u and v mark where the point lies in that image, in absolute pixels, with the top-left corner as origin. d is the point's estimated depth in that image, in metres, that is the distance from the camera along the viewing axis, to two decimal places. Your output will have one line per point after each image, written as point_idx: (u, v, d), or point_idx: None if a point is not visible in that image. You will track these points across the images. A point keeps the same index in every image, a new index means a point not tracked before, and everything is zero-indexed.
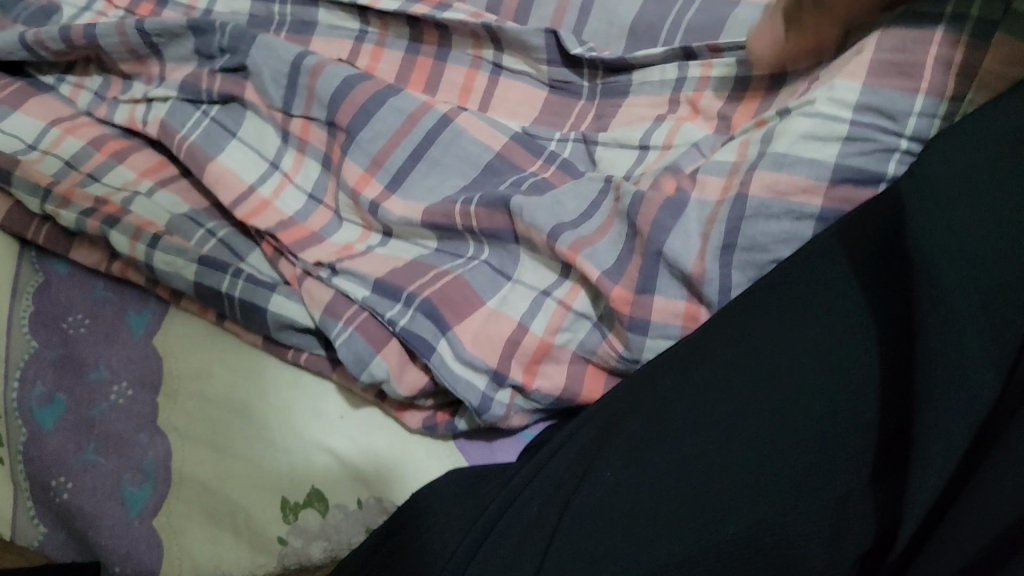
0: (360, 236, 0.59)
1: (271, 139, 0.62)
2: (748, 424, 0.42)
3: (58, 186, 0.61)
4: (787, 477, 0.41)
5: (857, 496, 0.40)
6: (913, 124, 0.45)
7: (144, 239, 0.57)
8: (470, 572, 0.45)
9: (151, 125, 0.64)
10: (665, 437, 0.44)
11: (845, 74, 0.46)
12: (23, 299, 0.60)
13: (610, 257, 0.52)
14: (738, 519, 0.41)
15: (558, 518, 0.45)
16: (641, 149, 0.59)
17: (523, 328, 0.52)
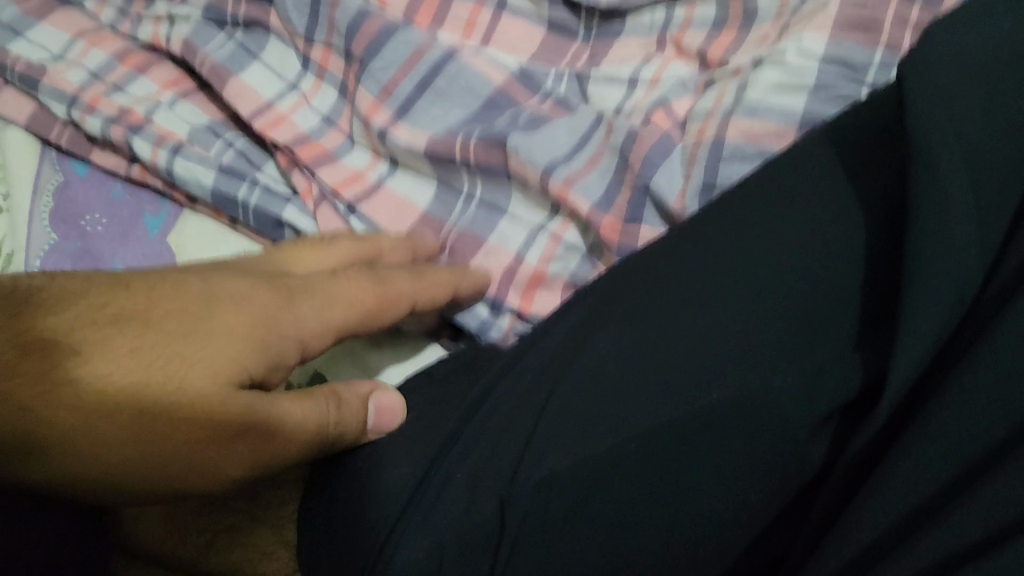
0: (370, 162, 0.52)
1: (292, 63, 0.55)
2: (720, 289, 0.35)
3: (83, 94, 0.56)
4: (762, 344, 0.33)
5: (839, 363, 0.32)
6: (875, 73, 0.42)
7: (167, 146, 0.53)
8: (442, 463, 0.37)
9: (174, 42, 0.57)
10: (648, 311, 0.36)
11: (813, 27, 0.43)
12: (46, 196, 0.55)
13: (605, 191, 0.46)
14: (718, 389, 0.33)
15: (546, 397, 0.36)
16: (630, 85, 0.50)
17: (517, 260, 0.47)
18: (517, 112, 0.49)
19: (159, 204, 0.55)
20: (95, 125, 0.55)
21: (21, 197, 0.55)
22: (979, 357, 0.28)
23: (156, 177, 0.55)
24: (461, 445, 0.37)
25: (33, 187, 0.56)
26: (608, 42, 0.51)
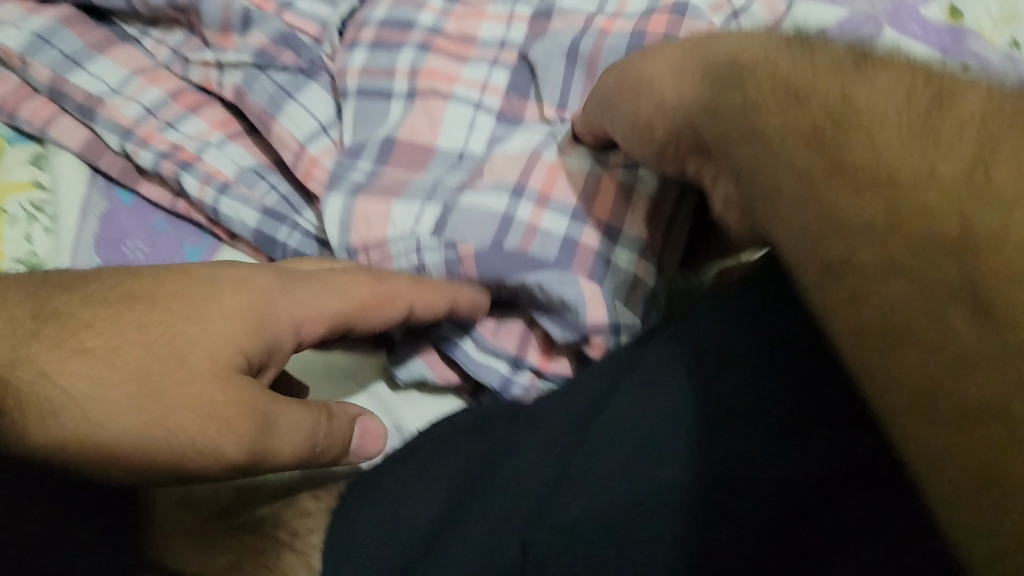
0: None
1: (329, 111, 0.58)
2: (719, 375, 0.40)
3: (137, 128, 0.59)
4: (749, 423, 0.39)
5: (801, 448, 0.38)
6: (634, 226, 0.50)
7: (214, 184, 0.57)
8: (462, 518, 0.40)
9: (225, 89, 0.60)
10: (657, 390, 0.41)
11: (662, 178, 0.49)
12: (92, 220, 0.58)
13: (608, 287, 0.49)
14: (702, 458, 0.38)
15: (563, 463, 0.41)
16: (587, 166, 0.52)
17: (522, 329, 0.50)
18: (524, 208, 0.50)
19: (200, 237, 0.58)
20: (148, 159, 0.58)
21: (68, 218, 0.58)
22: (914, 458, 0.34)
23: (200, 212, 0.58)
24: (474, 498, 0.41)
25: (82, 210, 0.58)
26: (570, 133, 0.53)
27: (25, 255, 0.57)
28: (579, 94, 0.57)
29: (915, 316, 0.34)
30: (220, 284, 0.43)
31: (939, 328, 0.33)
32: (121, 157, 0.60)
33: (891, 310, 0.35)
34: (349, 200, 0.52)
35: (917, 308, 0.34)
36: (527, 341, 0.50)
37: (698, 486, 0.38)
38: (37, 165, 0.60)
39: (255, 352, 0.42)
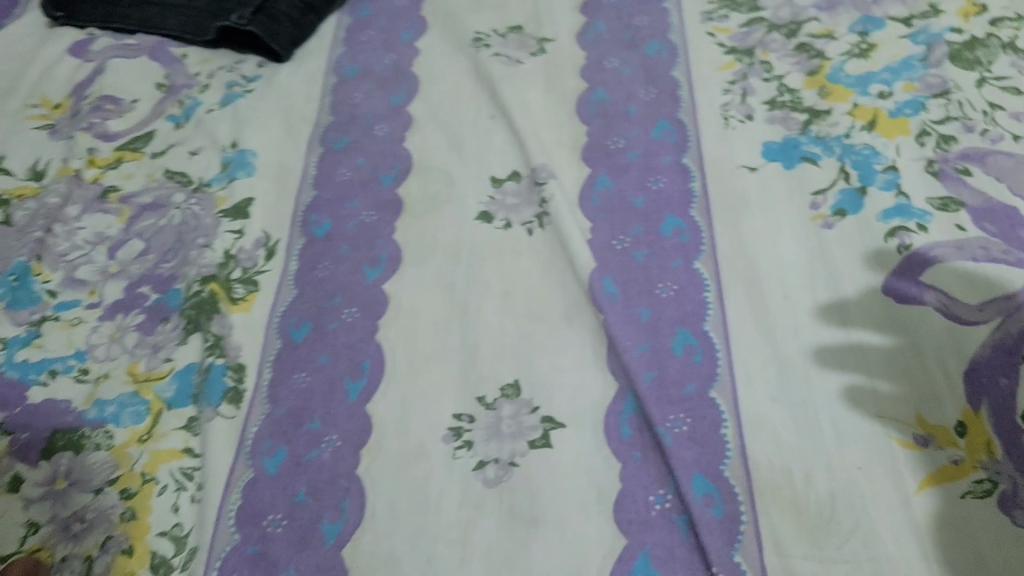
0: (633, 481, 0.53)
1: (544, 401, 0.57)
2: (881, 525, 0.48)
3: (357, 437, 0.59)
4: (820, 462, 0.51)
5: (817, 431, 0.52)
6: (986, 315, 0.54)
7: (416, 494, 0.55)
8: None
9: (424, 412, 0.59)
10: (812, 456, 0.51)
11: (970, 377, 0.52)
12: (235, 493, 0.58)
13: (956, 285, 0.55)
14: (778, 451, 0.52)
15: None
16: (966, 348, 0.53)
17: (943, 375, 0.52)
18: (870, 348, 0.54)
19: (340, 512, 0.56)
20: (372, 459, 0.58)
21: (213, 491, 0.58)
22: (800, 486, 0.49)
23: (382, 478, 0.57)
24: None
25: (226, 483, 0.58)
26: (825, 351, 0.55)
27: (168, 528, 0.57)
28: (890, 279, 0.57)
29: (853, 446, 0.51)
30: (371, 339, 0.64)
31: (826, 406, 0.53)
32: (345, 444, 0.59)
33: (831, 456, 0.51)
34: (616, 472, 0.53)
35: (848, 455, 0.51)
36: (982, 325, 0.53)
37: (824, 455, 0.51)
38: (190, 431, 0.62)
39: (382, 306, 0.66)
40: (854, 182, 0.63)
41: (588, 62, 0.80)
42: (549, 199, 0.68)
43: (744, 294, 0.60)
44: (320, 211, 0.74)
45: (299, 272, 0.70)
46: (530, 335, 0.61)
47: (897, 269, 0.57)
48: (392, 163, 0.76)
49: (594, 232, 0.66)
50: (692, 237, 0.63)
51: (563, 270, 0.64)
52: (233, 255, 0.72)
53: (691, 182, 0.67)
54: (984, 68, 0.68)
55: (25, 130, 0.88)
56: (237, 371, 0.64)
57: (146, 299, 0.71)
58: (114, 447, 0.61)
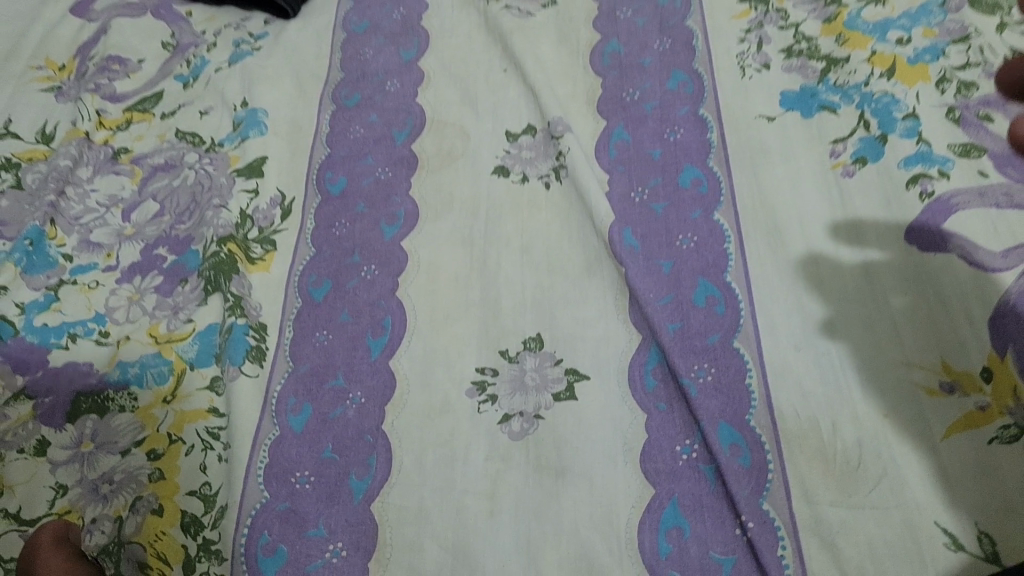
0: (658, 432, 0.53)
1: (568, 354, 0.58)
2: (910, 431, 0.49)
3: (381, 394, 0.59)
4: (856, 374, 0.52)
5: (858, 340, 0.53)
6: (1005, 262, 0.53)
7: (443, 448, 0.56)
8: None
9: (449, 368, 0.59)
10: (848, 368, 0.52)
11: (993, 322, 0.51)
12: (262, 451, 0.58)
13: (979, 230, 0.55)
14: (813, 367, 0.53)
15: None
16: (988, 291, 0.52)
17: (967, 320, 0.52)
18: (895, 298, 0.54)
19: (367, 468, 0.56)
20: (397, 416, 0.58)
21: (240, 449, 0.58)
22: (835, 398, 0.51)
23: (409, 434, 0.57)
24: None
25: (253, 440, 0.59)
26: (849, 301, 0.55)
27: (198, 486, 0.57)
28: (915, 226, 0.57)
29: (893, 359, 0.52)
30: (392, 296, 0.64)
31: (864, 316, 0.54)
32: (370, 401, 0.59)
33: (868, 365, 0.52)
34: (641, 423, 0.54)
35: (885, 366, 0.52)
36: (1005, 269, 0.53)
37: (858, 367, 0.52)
38: (214, 390, 0.62)
39: (400, 263, 0.65)
40: (873, 129, 0.63)
41: (600, 13, 0.79)
42: (566, 152, 0.68)
43: (764, 244, 0.59)
44: (335, 169, 0.73)
45: (316, 231, 0.69)
46: (551, 289, 0.61)
47: (919, 216, 0.57)
48: (405, 119, 0.75)
49: (616, 185, 0.65)
50: (711, 188, 0.63)
51: (582, 222, 0.64)
52: (249, 215, 0.71)
53: (708, 133, 0.67)
54: (1004, 12, 0.67)
55: (31, 92, 0.87)
56: (259, 330, 0.64)
57: (163, 261, 0.71)
58: (139, 408, 0.62)
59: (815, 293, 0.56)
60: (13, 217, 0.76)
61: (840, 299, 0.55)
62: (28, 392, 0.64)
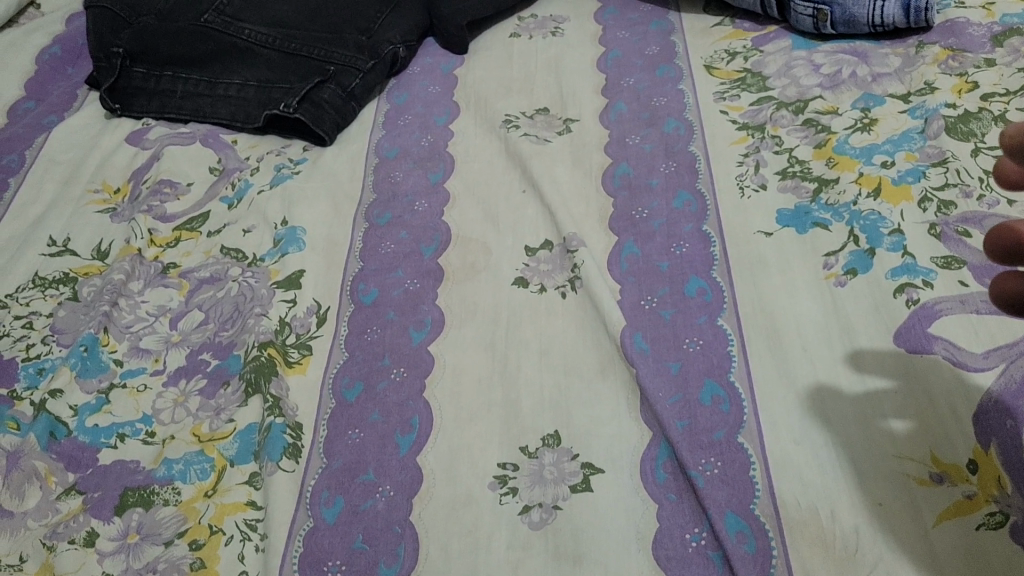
0: (669, 522, 0.57)
1: (583, 450, 0.62)
2: (905, 523, 0.52)
3: (409, 488, 0.63)
4: (853, 470, 0.55)
5: (853, 439, 0.57)
6: (988, 362, 0.58)
7: (468, 538, 0.60)
8: None
9: (472, 463, 0.63)
10: (847, 463, 0.56)
11: (978, 420, 0.56)
12: (297, 541, 0.62)
13: (960, 335, 0.60)
14: (816, 463, 0.57)
15: None
16: (974, 392, 0.57)
17: (953, 417, 0.56)
18: (887, 395, 0.58)
19: (396, 557, 0.60)
20: (424, 509, 0.62)
21: (277, 540, 0.62)
22: (833, 496, 0.55)
23: (436, 524, 0.61)
24: None
25: (289, 531, 0.63)
26: (844, 397, 0.59)
27: None
28: (900, 329, 0.62)
29: (887, 457, 0.56)
30: (420, 397, 0.69)
31: (860, 418, 0.58)
32: (397, 494, 0.63)
33: (865, 462, 0.56)
34: (653, 514, 0.57)
35: (879, 463, 0.55)
36: (988, 370, 0.58)
37: (857, 465, 0.56)
38: (253, 485, 0.66)
39: (428, 366, 0.71)
40: (863, 244, 0.68)
41: (611, 140, 0.86)
42: (580, 264, 0.73)
43: (765, 346, 0.64)
44: (367, 281, 0.79)
45: (349, 337, 0.75)
46: (568, 389, 0.66)
47: (906, 322, 0.62)
48: (432, 235, 0.82)
49: (626, 293, 0.71)
50: (715, 297, 0.68)
51: (596, 328, 0.69)
52: (287, 323, 0.77)
53: (711, 246, 0.72)
54: (978, 139, 0.74)
55: (88, 212, 0.95)
56: (296, 429, 0.69)
57: (207, 365, 0.76)
58: (182, 502, 0.66)
59: (814, 390, 0.60)
60: (69, 325, 0.82)
61: (837, 394, 0.59)
62: (78, 487, 0.68)
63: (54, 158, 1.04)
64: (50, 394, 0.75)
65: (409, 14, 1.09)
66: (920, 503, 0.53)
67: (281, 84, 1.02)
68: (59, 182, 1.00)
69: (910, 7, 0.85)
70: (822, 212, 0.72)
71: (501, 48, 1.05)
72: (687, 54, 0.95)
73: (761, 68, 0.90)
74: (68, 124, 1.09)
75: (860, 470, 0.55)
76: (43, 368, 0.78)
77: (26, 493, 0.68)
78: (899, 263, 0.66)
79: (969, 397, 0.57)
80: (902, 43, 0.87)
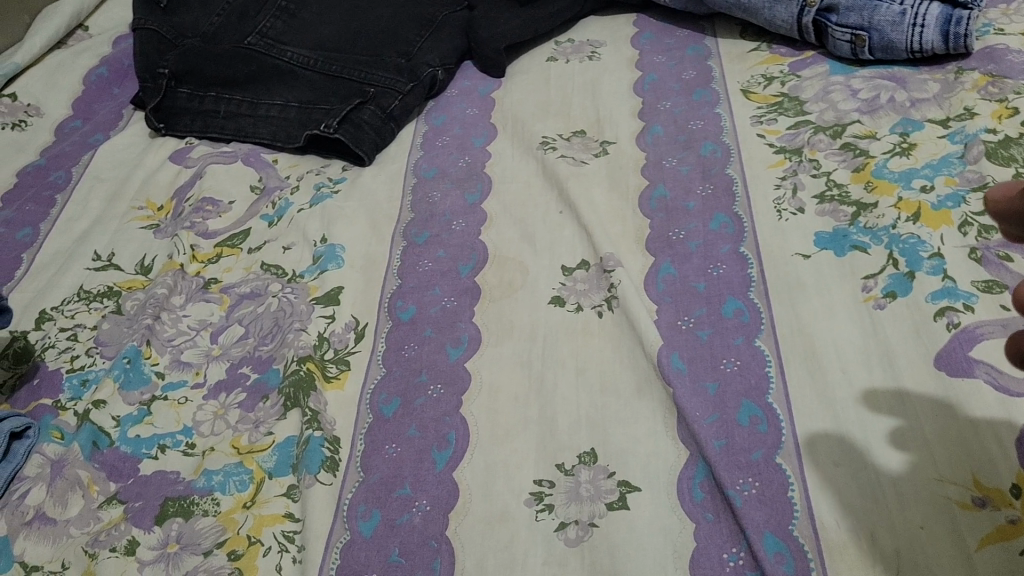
0: (707, 541, 0.57)
1: (621, 468, 0.62)
2: (948, 547, 0.52)
3: (445, 503, 0.64)
4: (894, 493, 0.55)
5: (893, 461, 0.57)
6: None
7: (504, 553, 0.60)
8: None
9: (508, 481, 0.64)
10: (888, 485, 0.56)
11: (1022, 444, 0.55)
12: (334, 553, 0.63)
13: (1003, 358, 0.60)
14: (855, 484, 0.56)
15: None
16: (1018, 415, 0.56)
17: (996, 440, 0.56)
18: (929, 417, 0.58)
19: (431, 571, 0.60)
20: (460, 524, 0.62)
21: (315, 552, 0.63)
22: (875, 520, 0.54)
23: (472, 539, 0.61)
24: None
25: (326, 543, 0.63)
26: (884, 419, 0.59)
27: None
28: (940, 352, 0.62)
29: (927, 481, 0.55)
30: (457, 413, 0.69)
31: (899, 440, 0.58)
32: (434, 509, 0.64)
33: (906, 485, 0.55)
34: (689, 534, 0.57)
35: (921, 486, 0.55)
36: None
37: (897, 487, 0.55)
38: (291, 496, 0.67)
39: (464, 383, 0.71)
40: (902, 267, 0.68)
41: (648, 162, 0.87)
42: (617, 284, 0.74)
43: (802, 368, 0.64)
44: (405, 298, 0.80)
45: (387, 352, 0.76)
46: (604, 408, 0.66)
47: (947, 346, 0.62)
48: (469, 254, 0.83)
49: (662, 313, 0.71)
50: (752, 318, 0.68)
51: (632, 347, 0.69)
52: (326, 338, 0.78)
53: (748, 269, 0.72)
54: (1019, 163, 0.73)
55: (133, 229, 0.97)
56: (334, 443, 0.69)
57: (247, 379, 0.77)
58: (221, 513, 0.67)
59: (854, 412, 0.60)
60: (113, 338, 0.84)
61: (876, 417, 0.59)
62: (120, 496, 0.70)
63: (100, 176, 1.06)
64: (93, 404, 0.77)
65: (447, 38, 1.10)
66: (963, 529, 0.53)
67: (323, 105, 1.04)
68: (104, 199, 1.03)
69: (949, 33, 0.85)
70: (861, 235, 0.72)
71: (539, 71, 1.07)
72: (724, 78, 0.95)
73: (798, 92, 0.90)
74: (114, 142, 1.11)
75: (901, 493, 0.55)
76: (86, 379, 0.80)
77: (69, 501, 0.70)
78: (939, 287, 0.66)
79: (1013, 421, 0.56)
80: (940, 69, 0.87)
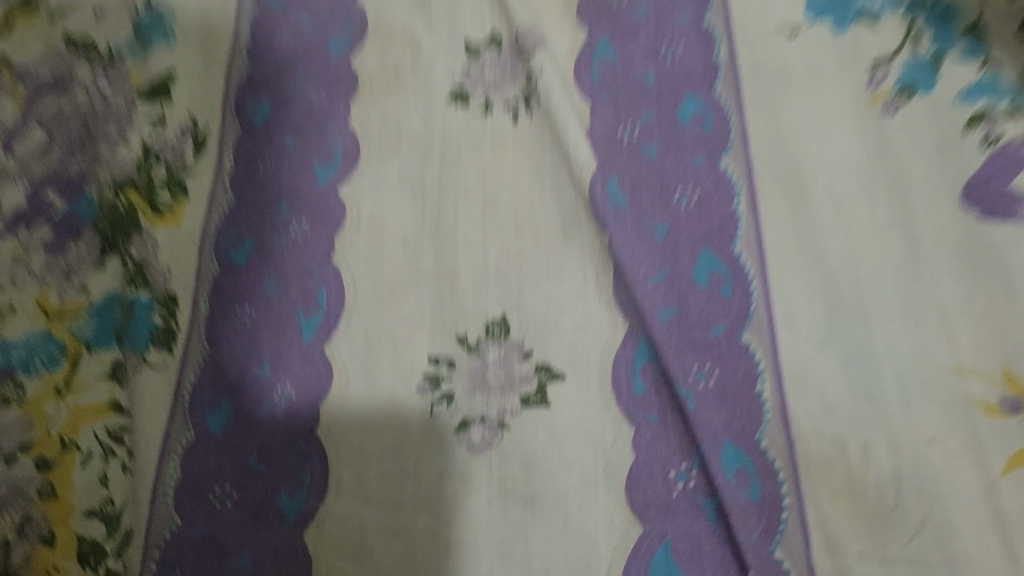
0: (648, 454, 0.44)
1: (540, 347, 0.47)
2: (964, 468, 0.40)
3: (315, 388, 0.49)
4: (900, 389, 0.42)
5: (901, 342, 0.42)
6: None
7: (391, 462, 0.46)
8: None
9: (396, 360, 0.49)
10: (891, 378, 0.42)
11: None
12: (173, 460, 0.49)
13: None
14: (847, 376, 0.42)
15: None
16: None
17: None
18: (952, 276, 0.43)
19: (299, 484, 0.47)
20: (335, 418, 0.48)
21: (148, 461, 0.49)
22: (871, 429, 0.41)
23: (350, 440, 0.47)
24: None
25: (163, 446, 0.49)
26: (892, 277, 0.44)
27: (98, 505, 0.48)
28: (971, 180, 0.45)
29: (945, 372, 0.42)
30: (326, 260, 0.52)
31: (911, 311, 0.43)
32: (301, 396, 0.49)
33: (915, 379, 0.42)
34: (626, 444, 0.44)
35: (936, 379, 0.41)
36: None
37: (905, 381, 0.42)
38: (117, 381, 0.50)
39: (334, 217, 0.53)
40: (925, 45, 0.49)
41: None
42: (539, 72, 0.54)
43: (785, 200, 0.47)
44: (257, 88, 0.57)
45: (235, 168, 0.55)
46: (520, 258, 0.50)
47: (981, 171, 0.45)
48: (342, 16, 0.58)
49: (598, 115, 0.52)
50: (720, 125, 0.50)
51: (558, 168, 0.52)
52: (151, 151, 0.56)
53: (715, 41, 0.52)
54: None
55: None
56: (167, 304, 0.52)
57: (50, 209, 0.54)
58: (25, 402, 0.50)
59: (853, 265, 0.44)
60: None
61: (882, 274, 0.44)
62: None
63: None
64: None
65: None
66: (986, 443, 0.40)
67: None
68: None
69: None
70: None
71: None
72: None
73: None
74: None
75: (907, 389, 0.42)
76: None
77: None
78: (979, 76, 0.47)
79: None
80: None
